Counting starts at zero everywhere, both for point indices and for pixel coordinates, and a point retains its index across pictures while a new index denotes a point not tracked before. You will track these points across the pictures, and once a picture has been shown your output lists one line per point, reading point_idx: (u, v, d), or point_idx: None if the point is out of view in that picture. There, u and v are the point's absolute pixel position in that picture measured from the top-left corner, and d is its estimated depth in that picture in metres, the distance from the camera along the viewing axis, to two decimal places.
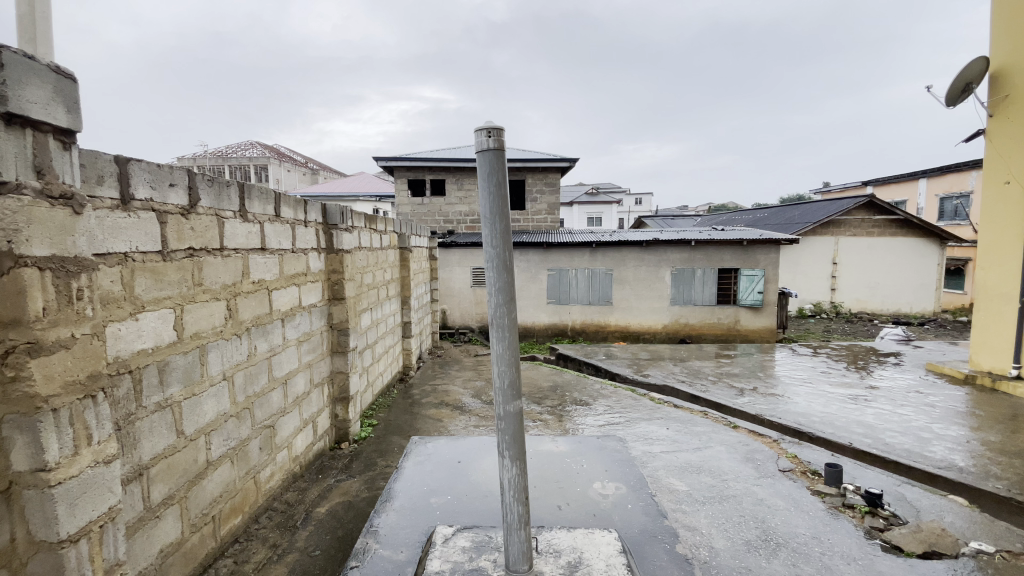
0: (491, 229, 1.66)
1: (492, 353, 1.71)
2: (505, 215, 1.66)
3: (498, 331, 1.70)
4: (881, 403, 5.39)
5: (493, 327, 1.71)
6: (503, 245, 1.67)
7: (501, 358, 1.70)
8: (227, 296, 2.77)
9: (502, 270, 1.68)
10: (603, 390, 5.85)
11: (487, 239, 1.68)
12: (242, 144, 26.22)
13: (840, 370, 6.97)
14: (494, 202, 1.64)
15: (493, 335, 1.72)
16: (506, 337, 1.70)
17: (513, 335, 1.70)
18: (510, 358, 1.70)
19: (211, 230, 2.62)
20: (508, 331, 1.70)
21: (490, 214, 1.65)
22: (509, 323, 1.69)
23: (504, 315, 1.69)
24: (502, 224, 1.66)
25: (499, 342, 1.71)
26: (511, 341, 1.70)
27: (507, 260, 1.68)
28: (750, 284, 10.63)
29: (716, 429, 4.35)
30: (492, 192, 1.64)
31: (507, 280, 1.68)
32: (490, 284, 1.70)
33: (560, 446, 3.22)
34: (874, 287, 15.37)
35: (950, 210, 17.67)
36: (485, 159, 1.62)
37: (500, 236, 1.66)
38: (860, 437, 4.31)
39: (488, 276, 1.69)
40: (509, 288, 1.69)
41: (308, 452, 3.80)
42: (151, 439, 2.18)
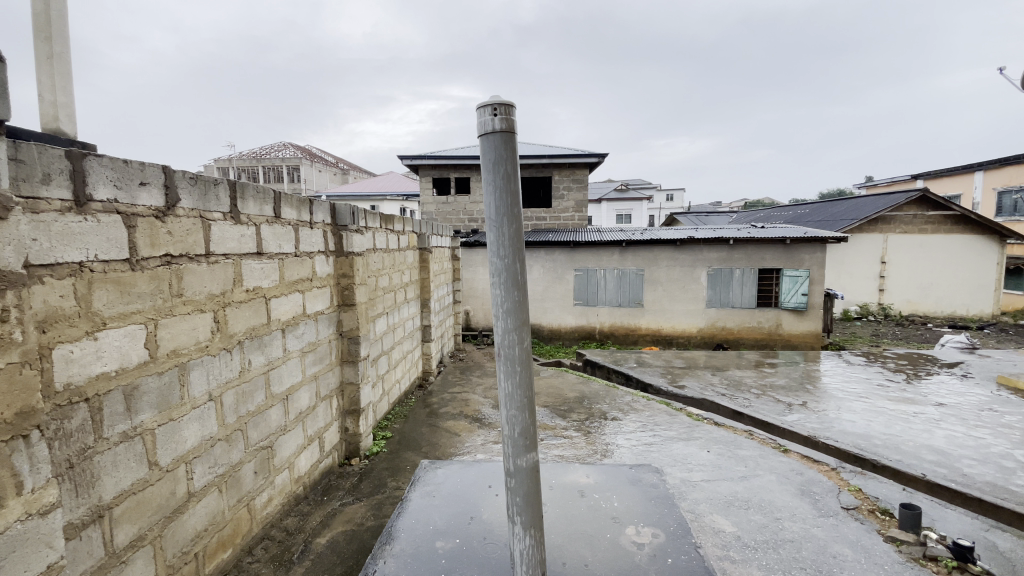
0: (498, 233, 1.31)
1: (498, 394, 1.34)
2: (516, 215, 1.30)
3: (506, 364, 1.33)
4: (951, 423, 4.77)
5: (500, 358, 1.35)
6: (515, 254, 1.31)
7: (511, 399, 1.34)
8: (214, 308, 2.48)
9: (512, 287, 1.31)
10: (634, 402, 5.41)
11: (492, 245, 1.33)
12: (275, 144, 26.79)
13: (897, 383, 6.30)
14: (503, 199, 1.28)
15: (500, 368, 1.35)
16: (517, 372, 1.33)
17: (528, 370, 1.32)
18: (522, 399, 1.33)
19: (194, 234, 2.34)
20: (520, 365, 1.33)
21: (497, 215, 1.30)
22: (521, 355, 1.32)
23: (515, 344, 1.32)
24: (515, 227, 1.31)
25: (508, 379, 1.33)
26: (524, 378, 1.33)
27: (519, 274, 1.32)
28: (793, 285, 9.94)
29: (764, 454, 3.88)
30: (499, 188, 1.28)
31: (519, 299, 1.32)
32: (496, 305, 1.34)
33: (587, 477, 2.84)
34: (927, 287, 14.32)
35: (1010, 204, 16.29)
36: (490, 144, 1.27)
37: (509, 242, 1.31)
38: (933, 466, 3.75)
39: (493, 296, 1.33)
40: (521, 308, 1.32)
41: (313, 472, 3.50)
42: (115, 475, 1.91)
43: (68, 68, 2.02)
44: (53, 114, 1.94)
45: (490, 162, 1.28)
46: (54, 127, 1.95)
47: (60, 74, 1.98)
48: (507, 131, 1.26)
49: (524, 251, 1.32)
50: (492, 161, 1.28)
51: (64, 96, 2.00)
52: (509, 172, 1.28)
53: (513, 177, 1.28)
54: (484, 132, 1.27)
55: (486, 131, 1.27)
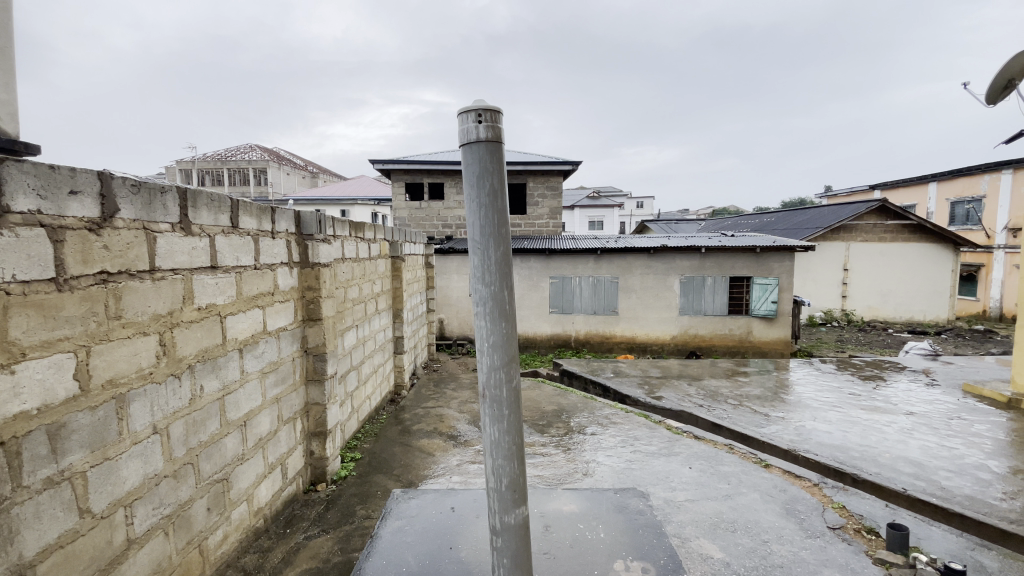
0: (483, 257, 1.14)
1: (484, 440, 1.18)
2: (504, 236, 1.14)
3: (493, 406, 1.17)
4: (924, 433, 4.82)
5: (485, 401, 1.18)
6: (502, 282, 1.15)
7: (498, 447, 1.18)
8: (160, 330, 2.23)
9: (499, 318, 1.15)
10: (612, 415, 5.29)
11: (475, 271, 1.17)
12: (240, 146, 25.93)
13: (868, 391, 6.38)
14: (489, 219, 1.13)
15: (486, 411, 1.19)
16: (505, 416, 1.17)
17: (517, 414, 1.17)
18: (510, 446, 1.17)
19: (135, 248, 2.09)
20: (509, 407, 1.17)
21: (483, 237, 1.14)
22: (509, 396, 1.16)
23: (502, 384, 1.16)
24: (502, 251, 1.14)
25: (494, 425, 1.17)
26: (512, 421, 1.17)
27: (508, 303, 1.16)
28: (763, 293, 10.08)
29: (746, 470, 3.81)
30: (484, 206, 1.13)
31: (507, 332, 1.16)
32: (482, 338, 1.18)
33: (570, 505, 2.69)
34: (887, 294, 14.83)
35: (961, 214, 17.04)
36: (475, 153, 1.11)
37: (496, 268, 1.14)
38: (912, 479, 3.76)
39: (479, 329, 1.17)
40: (510, 342, 1.17)
41: (274, 502, 3.24)
42: (36, 528, 1.65)
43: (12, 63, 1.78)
44: None
45: (473, 176, 1.13)
46: None
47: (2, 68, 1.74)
48: (493, 140, 1.10)
49: (513, 277, 1.17)
50: (476, 173, 1.12)
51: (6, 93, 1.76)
52: (497, 185, 1.13)
53: (500, 192, 1.13)
54: (466, 142, 1.11)
55: (469, 140, 1.11)
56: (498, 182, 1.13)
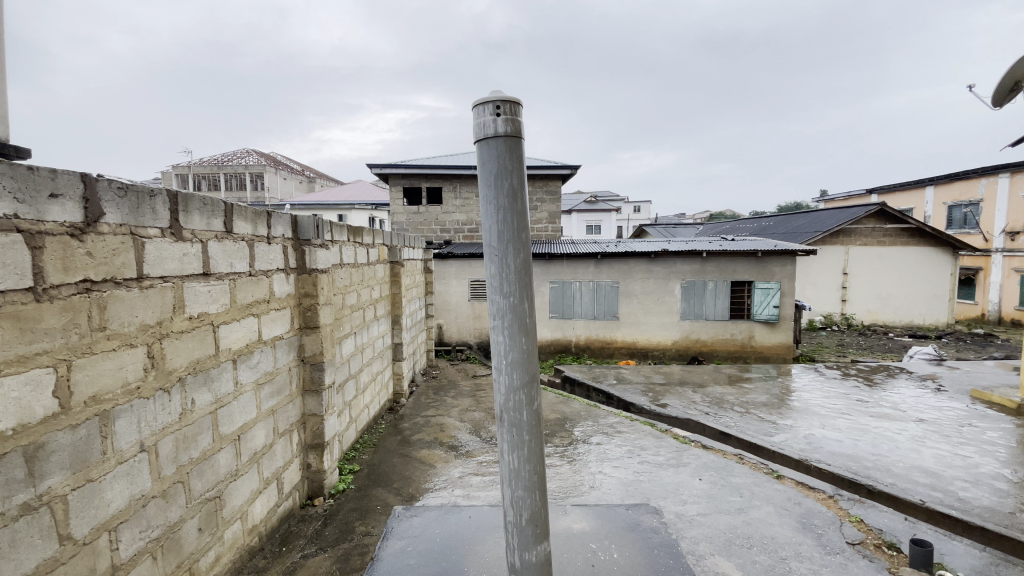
0: (501, 266, 1.03)
1: (503, 469, 1.08)
2: (524, 241, 1.03)
3: (511, 431, 1.07)
4: (936, 441, 4.72)
5: (503, 426, 1.08)
6: (523, 293, 1.04)
7: (518, 477, 1.07)
8: (148, 341, 2.10)
9: (519, 333, 1.04)
10: (617, 424, 5.18)
11: (492, 280, 1.05)
12: (237, 151, 25.83)
13: (874, 398, 6.29)
14: (508, 222, 1.02)
15: (503, 437, 1.08)
16: (525, 442, 1.06)
17: (538, 440, 1.06)
18: (530, 476, 1.07)
19: (122, 255, 1.97)
20: (529, 432, 1.06)
21: (501, 244, 1.03)
22: (529, 421, 1.06)
23: (522, 408, 1.05)
24: (523, 258, 1.03)
25: (513, 451, 1.07)
26: (532, 448, 1.07)
27: (528, 317, 1.05)
28: (765, 298, 10.00)
29: (758, 481, 3.70)
30: (502, 208, 1.02)
31: (528, 348, 1.05)
32: (500, 356, 1.07)
33: (580, 523, 2.56)
34: (886, 298, 14.78)
35: (959, 218, 17.04)
36: (492, 149, 1.00)
37: (515, 277, 1.03)
38: (929, 490, 3.65)
39: (497, 346, 1.06)
40: (530, 359, 1.06)
41: (270, 519, 3.10)
42: (13, 558, 1.52)
43: None
44: None
45: (490, 175, 1.02)
46: None
47: None
48: (513, 134, 0.99)
49: (534, 287, 1.06)
50: (493, 171, 1.01)
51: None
52: (518, 186, 1.02)
53: (519, 193, 1.02)
54: (482, 137, 1.00)
55: (485, 135, 1.00)
56: (518, 181, 1.02)
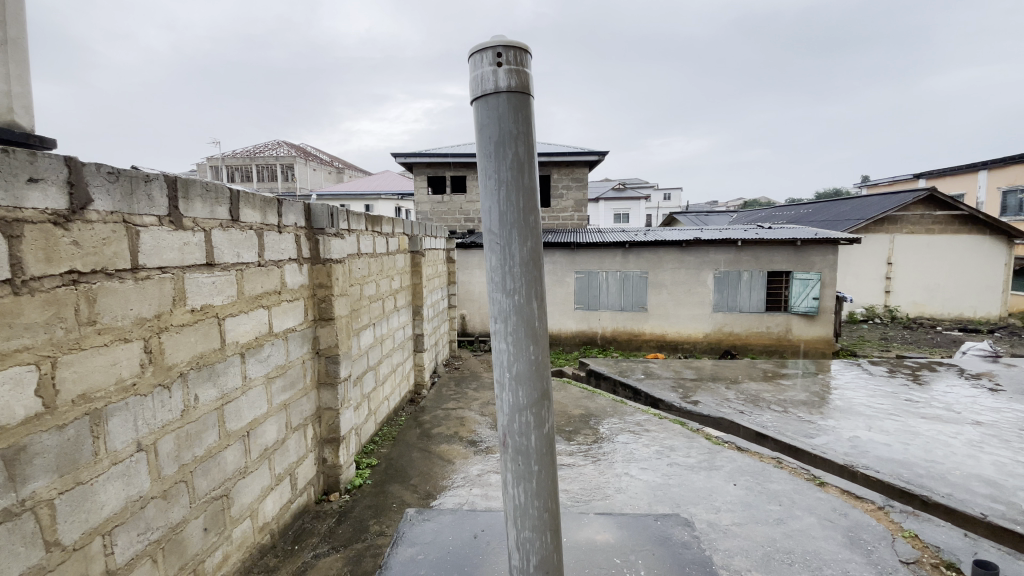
0: (504, 256, 0.84)
1: (507, 503, 0.90)
2: (533, 226, 0.83)
3: (516, 459, 0.88)
4: (996, 446, 4.31)
5: (506, 453, 0.89)
6: (530, 291, 0.84)
7: (523, 515, 0.90)
8: (144, 335, 1.99)
9: (527, 341, 0.85)
10: (645, 422, 4.94)
11: (493, 275, 0.86)
12: (268, 142, 26.23)
13: (922, 397, 5.85)
14: (512, 202, 0.82)
15: (507, 466, 0.90)
16: (533, 473, 0.88)
17: (548, 470, 0.88)
18: (537, 514, 0.89)
19: (114, 245, 1.86)
20: (537, 463, 0.87)
21: (503, 229, 0.83)
22: (538, 449, 0.87)
23: (529, 433, 0.86)
24: (530, 249, 0.84)
25: (518, 484, 0.89)
26: (542, 481, 0.88)
27: (537, 321, 0.85)
28: (804, 289, 9.50)
29: (799, 489, 3.43)
30: (505, 184, 0.82)
31: (537, 361, 0.86)
32: (502, 370, 0.88)
33: (605, 534, 2.37)
34: (934, 289, 13.93)
35: (1014, 204, 15.89)
36: (493, 108, 0.80)
37: (521, 271, 0.83)
38: (990, 502, 3.31)
39: (499, 357, 0.87)
40: (541, 373, 0.87)
41: (282, 516, 3.01)
42: None
43: (23, 56, 1.77)
44: (7, 105, 1.67)
45: (490, 141, 0.82)
46: (7, 119, 1.68)
47: (14, 61, 1.72)
48: (518, 91, 0.80)
49: (544, 284, 0.86)
50: (493, 137, 0.81)
51: (20, 85, 1.73)
52: (524, 157, 0.82)
53: (527, 165, 0.83)
54: (481, 95, 0.81)
55: (484, 92, 0.81)
56: (525, 151, 0.82)
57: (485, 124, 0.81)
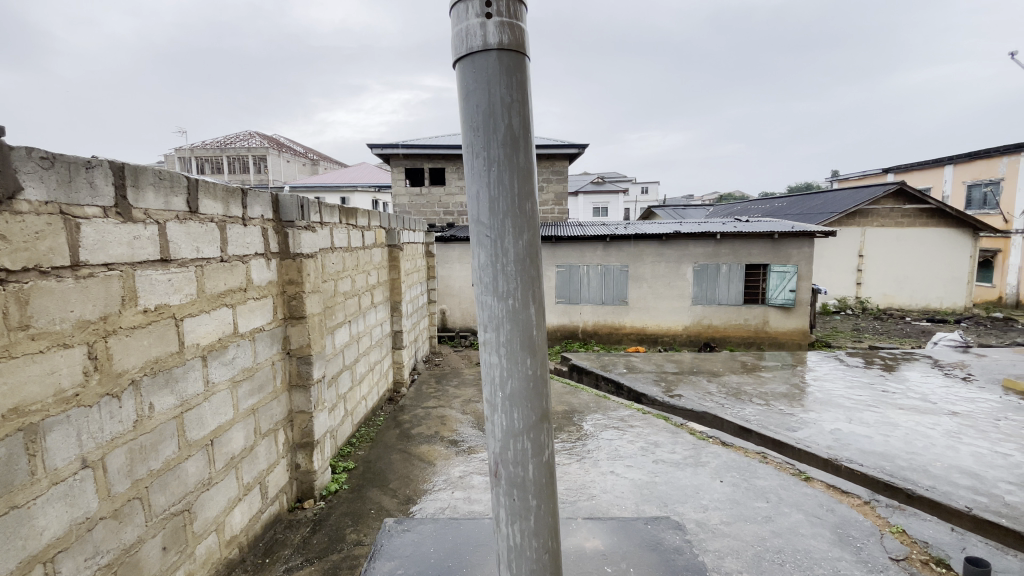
0: (496, 267, 0.81)
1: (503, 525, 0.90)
2: (526, 223, 0.81)
3: (513, 482, 0.88)
4: (974, 437, 4.38)
5: (501, 476, 0.89)
6: (523, 298, 0.82)
7: (522, 535, 0.90)
8: (87, 340, 1.79)
9: (522, 356, 0.84)
10: (629, 417, 4.88)
11: (486, 287, 0.83)
12: (239, 133, 25.40)
13: (898, 388, 5.94)
14: (505, 190, 0.78)
15: (503, 489, 0.89)
16: (529, 495, 0.89)
17: (543, 490, 0.88)
18: (535, 532, 0.89)
19: (49, 239, 1.65)
20: (533, 483, 0.88)
21: (497, 224, 0.80)
22: (533, 470, 0.87)
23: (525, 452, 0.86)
24: (524, 246, 0.81)
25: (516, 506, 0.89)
26: (538, 499, 0.89)
27: (532, 332, 0.84)
28: (780, 282, 9.59)
29: (785, 485, 3.40)
30: (498, 176, 0.78)
31: (534, 381, 0.85)
32: (496, 391, 0.87)
33: (594, 540, 2.27)
34: (902, 281, 14.29)
35: (978, 198, 16.37)
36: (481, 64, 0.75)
37: (515, 276, 0.81)
38: (973, 494, 3.33)
39: (494, 377, 0.85)
40: (536, 393, 0.86)
41: (252, 528, 2.83)
42: None
43: None
44: None
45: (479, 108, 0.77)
46: None
47: None
48: (510, 53, 0.75)
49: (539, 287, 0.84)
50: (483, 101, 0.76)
51: None
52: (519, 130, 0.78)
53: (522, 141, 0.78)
54: (470, 53, 0.77)
55: (474, 51, 0.77)
56: (519, 123, 0.78)
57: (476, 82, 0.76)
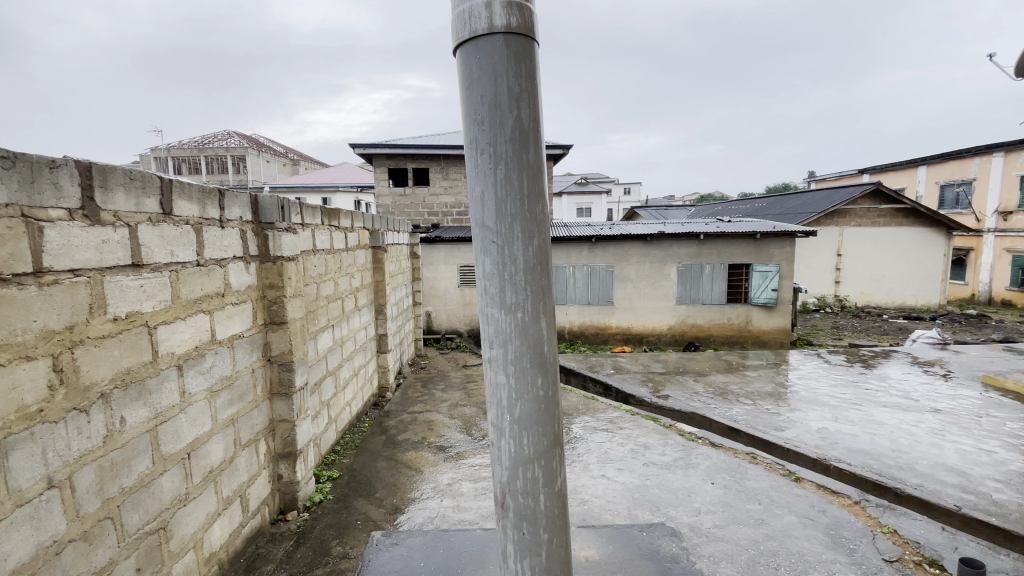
0: (506, 302, 0.96)
1: (513, 543, 1.04)
2: (534, 247, 0.95)
3: (521, 503, 1.02)
4: (957, 434, 4.45)
5: (509, 499, 1.03)
6: (530, 325, 0.97)
7: (528, 553, 1.04)
8: (52, 351, 1.67)
9: (529, 381, 0.98)
10: (619, 419, 4.85)
11: (497, 319, 0.98)
12: (217, 132, 24.83)
13: (881, 386, 6.02)
14: (513, 199, 0.92)
15: (509, 513, 1.04)
16: (537, 517, 1.03)
17: (550, 511, 1.03)
18: (541, 546, 1.04)
19: (6, 245, 1.52)
20: (539, 505, 1.02)
21: (507, 240, 0.94)
22: (539, 493, 1.02)
23: (533, 474, 1.01)
24: (532, 262, 0.95)
25: (523, 526, 1.03)
26: (546, 517, 1.03)
27: (541, 358, 0.99)
28: (763, 281, 9.68)
29: (776, 485, 3.39)
30: (505, 196, 0.92)
31: (541, 413, 1.00)
32: (507, 420, 1.01)
33: (590, 551, 2.20)
34: (879, 279, 14.59)
35: (951, 198, 16.80)
36: (487, 49, 0.89)
37: (524, 308, 0.96)
38: (959, 492, 3.37)
39: (509, 409, 0.99)
40: (544, 424, 1.00)
41: (232, 544, 2.71)
42: None
43: None
44: None
45: (485, 102, 0.90)
46: None
47: None
48: (517, 31, 0.89)
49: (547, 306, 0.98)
50: (489, 93, 0.90)
51: None
52: (527, 124, 0.91)
53: (529, 135, 0.92)
54: (472, 35, 0.90)
55: (479, 36, 0.89)
56: (528, 117, 0.91)
57: (481, 70, 0.89)
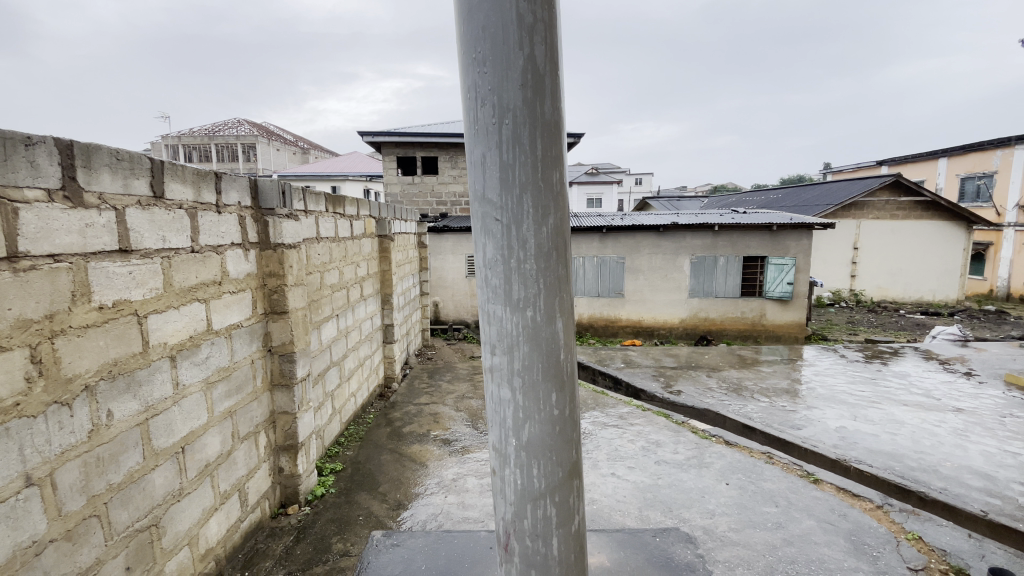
0: (515, 308, 0.86)
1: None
2: (545, 226, 0.84)
3: (532, 539, 0.96)
4: (981, 435, 4.27)
5: (518, 534, 0.97)
6: (541, 332, 0.87)
7: None
8: (30, 341, 1.57)
9: (539, 396, 0.89)
10: (628, 414, 4.73)
11: (504, 326, 0.88)
12: (228, 120, 24.84)
13: (900, 383, 5.83)
14: (523, 167, 0.82)
15: (518, 548, 0.98)
16: (549, 554, 0.97)
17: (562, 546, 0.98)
18: None
19: None
20: (549, 539, 0.96)
21: (515, 220, 0.84)
22: (547, 528, 0.96)
23: (543, 504, 0.94)
24: (545, 249, 0.85)
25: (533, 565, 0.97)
26: (558, 551, 0.98)
27: (554, 374, 0.90)
28: (778, 274, 9.44)
29: (795, 487, 3.25)
30: (516, 163, 0.82)
31: (554, 441, 0.92)
32: (514, 446, 0.93)
33: (602, 557, 2.07)
34: (897, 273, 14.24)
35: (972, 190, 16.32)
36: None
37: (536, 314, 0.86)
38: (987, 497, 3.21)
39: (517, 436, 0.92)
40: (557, 456, 0.93)
41: (230, 539, 2.63)
42: None
43: None
44: None
45: (488, 38, 0.79)
46: None
47: None
48: None
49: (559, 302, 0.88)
50: (494, 27, 0.79)
51: None
52: (541, 65, 0.81)
53: (542, 80, 0.81)
54: None
55: None
56: (542, 54, 0.81)
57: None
